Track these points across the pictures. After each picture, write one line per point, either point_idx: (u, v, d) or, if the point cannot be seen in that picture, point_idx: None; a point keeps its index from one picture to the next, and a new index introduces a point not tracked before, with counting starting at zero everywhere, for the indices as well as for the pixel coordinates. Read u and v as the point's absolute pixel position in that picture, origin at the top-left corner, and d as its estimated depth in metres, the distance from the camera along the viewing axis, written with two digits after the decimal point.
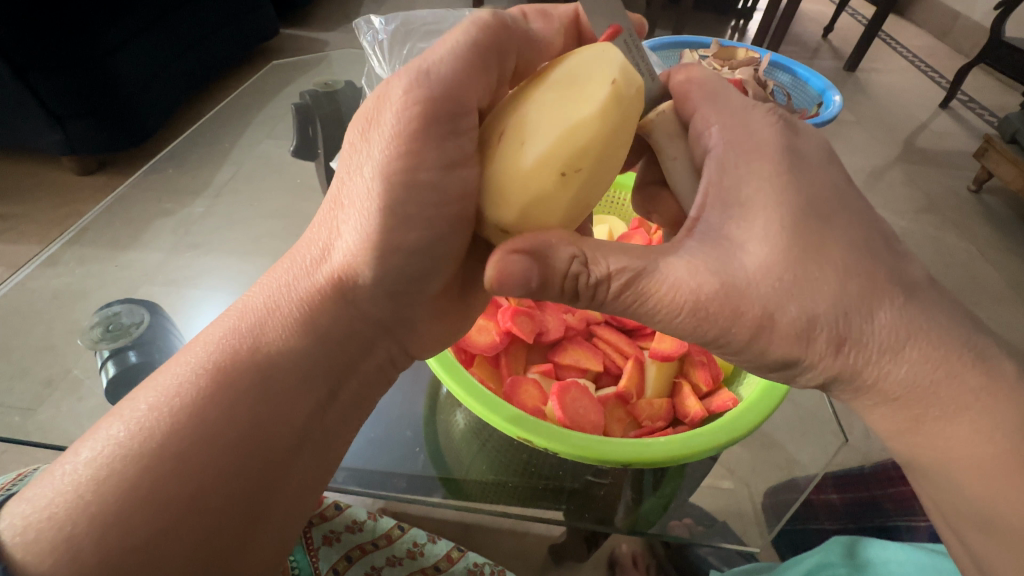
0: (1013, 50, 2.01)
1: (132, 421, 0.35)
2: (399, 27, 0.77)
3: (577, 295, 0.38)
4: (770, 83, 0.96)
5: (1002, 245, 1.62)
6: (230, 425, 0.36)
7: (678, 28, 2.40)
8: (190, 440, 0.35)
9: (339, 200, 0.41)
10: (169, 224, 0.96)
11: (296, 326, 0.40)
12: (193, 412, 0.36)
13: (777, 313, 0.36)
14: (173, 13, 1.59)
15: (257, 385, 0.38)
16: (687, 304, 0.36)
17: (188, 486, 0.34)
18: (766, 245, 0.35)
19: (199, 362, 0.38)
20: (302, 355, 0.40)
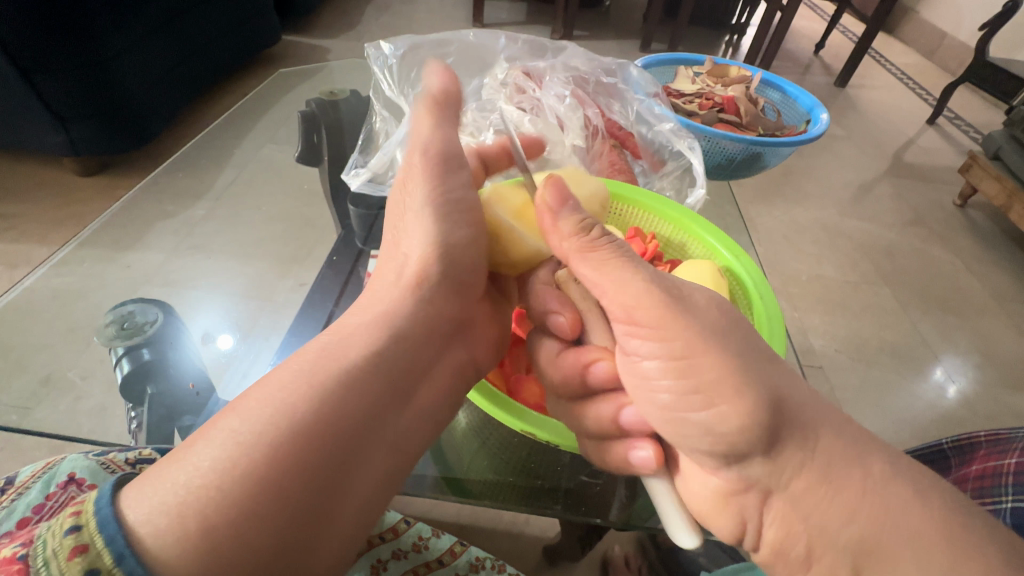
0: (997, 70, 2.08)
1: (247, 413, 0.32)
2: (407, 51, 0.76)
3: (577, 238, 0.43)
4: (760, 100, 0.99)
5: (986, 258, 1.67)
6: (335, 402, 0.35)
7: (674, 42, 2.46)
8: (301, 414, 0.33)
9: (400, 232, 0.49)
10: (170, 228, 1.00)
11: (384, 321, 0.42)
12: (314, 400, 0.34)
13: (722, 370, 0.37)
14: (178, 18, 1.61)
15: (366, 378, 0.37)
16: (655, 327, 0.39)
17: (311, 468, 0.32)
18: (697, 319, 0.39)
19: (304, 363, 0.36)
20: (391, 343, 0.41)
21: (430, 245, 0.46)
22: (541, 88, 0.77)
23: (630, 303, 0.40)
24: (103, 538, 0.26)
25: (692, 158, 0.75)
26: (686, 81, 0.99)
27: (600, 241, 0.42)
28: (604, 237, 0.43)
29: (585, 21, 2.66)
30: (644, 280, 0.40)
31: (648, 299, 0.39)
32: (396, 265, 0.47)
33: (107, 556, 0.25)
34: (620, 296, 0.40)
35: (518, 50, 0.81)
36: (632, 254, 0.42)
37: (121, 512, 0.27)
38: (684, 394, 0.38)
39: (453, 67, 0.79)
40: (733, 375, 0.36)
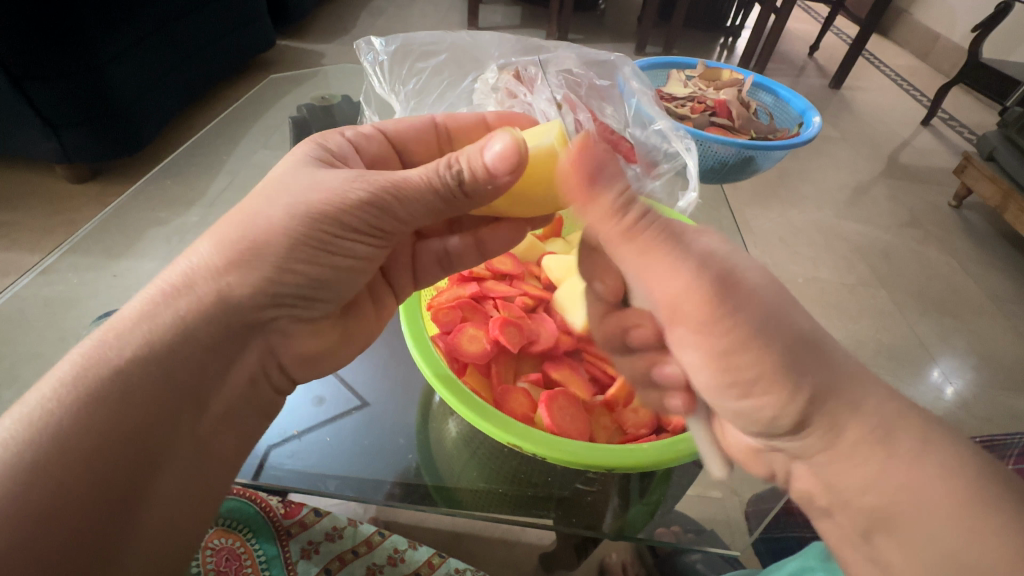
0: (990, 72, 2.08)
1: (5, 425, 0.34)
2: (398, 48, 0.80)
3: (626, 203, 0.36)
4: (753, 103, 0.99)
5: (982, 259, 1.67)
6: (92, 427, 0.34)
7: (668, 46, 2.46)
8: (49, 452, 0.33)
9: (255, 208, 0.42)
10: (161, 234, 0.96)
11: (158, 324, 0.38)
12: (73, 411, 0.34)
13: (773, 311, 0.37)
14: (171, 23, 1.61)
15: (145, 381, 0.36)
16: (711, 283, 0.36)
17: (68, 485, 0.33)
18: (759, 263, 0.40)
19: (73, 364, 0.36)
20: (174, 345, 0.38)
21: (232, 256, 0.41)
22: (532, 93, 0.74)
23: (708, 274, 0.36)
24: None
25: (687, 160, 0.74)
26: (679, 84, 0.99)
27: (642, 224, 0.35)
28: (644, 216, 0.36)
29: (581, 25, 2.66)
30: (691, 268, 0.36)
31: (696, 302, 0.36)
32: (181, 266, 0.41)
33: None
34: (668, 287, 0.36)
35: (509, 49, 0.82)
36: (671, 237, 0.36)
37: None
38: (759, 355, 0.36)
39: (445, 66, 0.81)
40: (803, 347, 0.37)
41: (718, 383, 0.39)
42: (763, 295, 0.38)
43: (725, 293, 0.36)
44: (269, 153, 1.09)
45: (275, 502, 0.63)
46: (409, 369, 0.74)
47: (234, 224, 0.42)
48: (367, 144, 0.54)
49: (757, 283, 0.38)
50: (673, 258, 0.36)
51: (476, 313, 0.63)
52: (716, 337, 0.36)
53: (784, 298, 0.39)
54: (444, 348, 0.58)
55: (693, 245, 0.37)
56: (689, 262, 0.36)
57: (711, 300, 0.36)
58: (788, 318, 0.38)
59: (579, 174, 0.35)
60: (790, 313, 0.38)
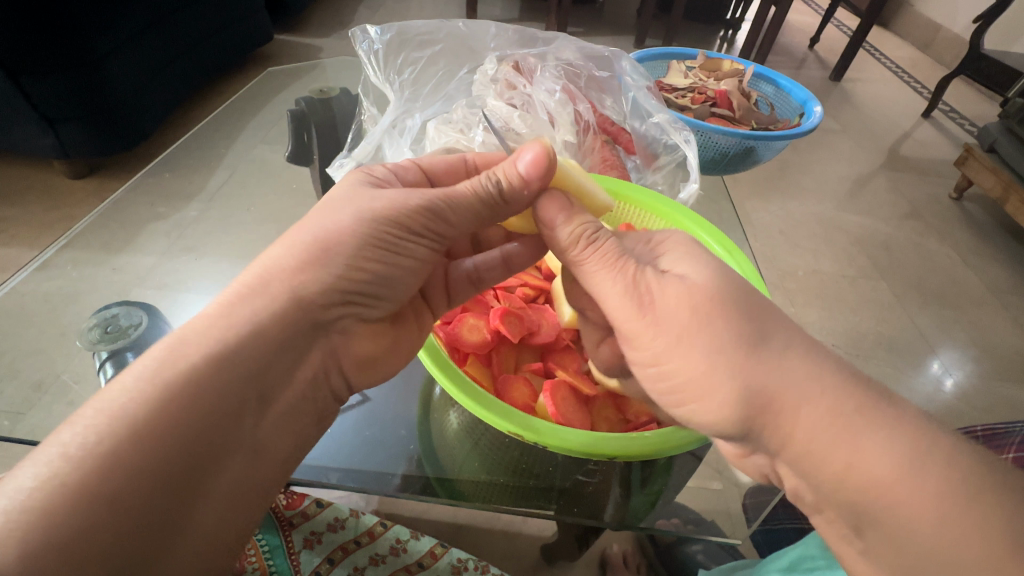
0: (991, 62, 2.07)
1: (78, 423, 0.31)
2: (394, 37, 0.77)
3: (573, 242, 0.46)
4: (754, 94, 0.98)
5: (983, 251, 1.67)
6: (167, 412, 0.32)
7: (668, 38, 2.45)
8: (118, 438, 0.31)
9: (324, 212, 0.42)
10: (161, 230, 0.96)
11: (227, 322, 0.37)
12: (149, 410, 0.32)
13: (714, 317, 0.39)
14: (168, 17, 1.60)
15: (217, 378, 0.35)
16: (643, 296, 0.42)
17: (138, 488, 0.31)
18: (701, 271, 0.41)
19: (151, 358, 0.34)
20: (244, 341, 0.36)
21: (307, 254, 0.40)
22: (532, 84, 0.75)
23: (640, 288, 0.42)
24: None
25: (687, 151, 0.74)
26: (679, 75, 0.98)
27: (587, 252, 0.45)
28: (591, 245, 0.45)
29: (580, 18, 2.65)
30: (624, 285, 0.42)
31: (625, 308, 0.42)
32: (256, 268, 0.40)
33: None
34: (608, 301, 0.44)
35: (506, 40, 0.82)
36: (615, 259, 0.44)
37: None
38: (709, 352, 0.39)
39: (440, 56, 0.81)
40: (757, 342, 0.38)
41: (660, 381, 0.42)
42: (703, 294, 0.40)
43: (644, 300, 0.42)
44: (269, 148, 1.10)
45: (277, 494, 0.63)
46: (411, 361, 0.73)
47: (308, 226, 0.41)
48: (405, 175, 0.51)
49: (694, 284, 0.40)
50: (614, 273, 0.43)
51: (477, 303, 0.63)
52: (647, 336, 0.42)
53: (735, 296, 0.40)
54: (445, 338, 0.58)
55: (632, 264, 0.43)
56: (625, 273, 0.43)
57: (636, 304, 0.42)
58: (741, 335, 0.38)
59: (546, 214, 0.48)
60: (755, 318, 0.39)
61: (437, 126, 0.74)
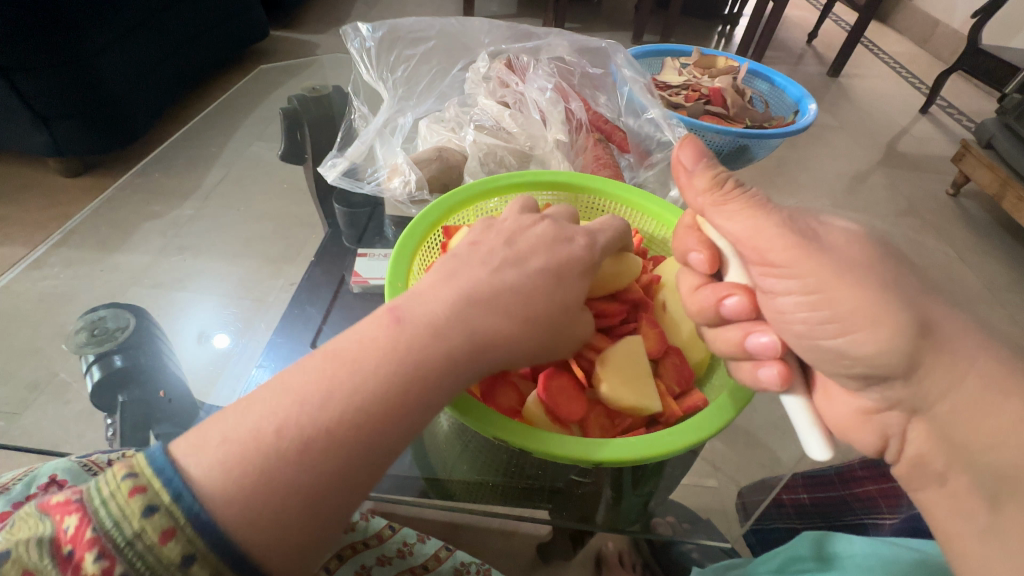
0: (989, 58, 2.07)
1: (304, 398, 0.35)
2: (386, 34, 0.77)
3: (716, 188, 0.46)
4: (749, 91, 0.98)
5: (979, 247, 1.67)
6: (398, 378, 0.37)
7: (665, 34, 2.44)
8: (369, 389, 0.36)
9: (518, 262, 0.44)
10: (157, 229, 0.96)
11: (427, 345, 0.38)
12: (359, 409, 0.35)
13: (871, 259, 0.42)
14: (161, 13, 1.58)
15: (411, 402, 0.37)
16: (793, 233, 0.42)
17: (333, 479, 0.34)
18: (855, 228, 0.44)
19: (370, 355, 0.37)
20: (444, 368, 0.38)
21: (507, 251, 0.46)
22: (524, 81, 0.75)
23: (801, 228, 0.43)
24: (156, 481, 0.32)
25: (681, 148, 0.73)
26: (673, 73, 0.97)
27: (736, 193, 0.45)
28: (738, 188, 0.45)
29: (576, 13, 2.63)
30: (778, 222, 0.43)
31: (785, 236, 0.42)
32: (463, 289, 0.42)
33: (161, 494, 0.31)
34: (761, 235, 0.43)
35: (499, 36, 0.81)
36: (761, 203, 0.44)
37: (184, 461, 0.33)
38: (869, 290, 0.40)
39: (433, 54, 0.80)
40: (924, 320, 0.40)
41: (813, 311, 0.43)
42: (863, 247, 0.43)
43: (809, 238, 0.42)
44: (264, 145, 1.07)
45: None
46: None
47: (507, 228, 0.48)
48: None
49: (852, 236, 0.43)
50: (764, 217, 0.43)
51: None
52: (804, 270, 0.42)
53: (887, 256, 0.43)
54: None
55: (784, 210, 0.44)
56: (777, 215, 0.43)
57: (801, 238, 0.42)
58: (897, 283, 0.41)
59: (686, 159, 0.48)
60: (903, 275, 0.42)
61: (429, 124, 0.74)
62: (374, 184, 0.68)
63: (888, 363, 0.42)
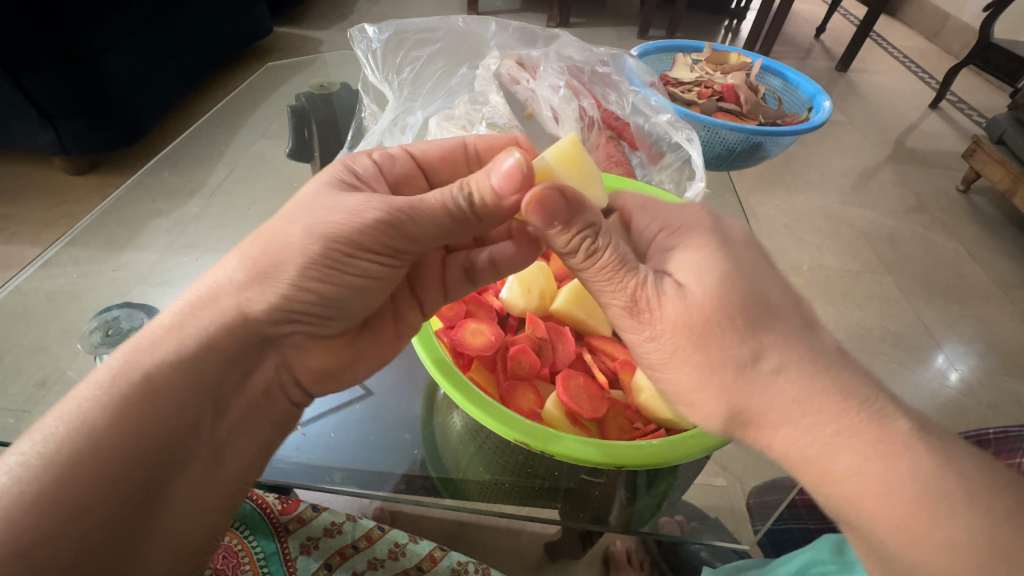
0: (1001, 52, 2.04)
1: (38, 433, 0.35)
2: (393, 35, 0.76)
3: (574, 250, 0.43)
4: (761, 87, 0.97)
5: (989, 244, 1.65)
6: (115, 433, 0.35)
7: (672, 30, 2.42)
8: (79, 446, 0.34)
9: (271, 225, 0.41)
10: (163, 226, 0.94)
11: (170, 349, 0.39)
12: (92, 425, 0.35)
13: (703, 338, 0.40)
14: (163, 9, 1.57)
15: (157, 399, 0.37)
16: (623, 310, 0.43)
17: (87, 504, 0.33)
18: (705, 290, 0.40)
19: (102, 371, 0.37)
20: (188, 358, 0.39)
21: (253, 273, 0.40)
22: (535, 79, 0.73)
23: (637, 300, 0.42)
24: None
25: (691, 151, 0.72)
26: (685, 69, 0.96)
27: (588, 257, 0.43)
28: (593, 251, 0.43)
29: (582, 8, 2.62)
30: (624, 300, 0.43)
31: (622, 319, 0.43)
32: (211, 280, 0.41)
33: None
34: (609, 306, 0.44)
35: (508, 39, 0.80)
36: (614, 271, 0.43)
37: None
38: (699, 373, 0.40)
39: (440, 54, 0.79)
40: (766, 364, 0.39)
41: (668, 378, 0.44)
42: (698, 323, 0.40)
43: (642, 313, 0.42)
44: (269, 143, 1.07)
45: (272, 499, 0.62)
46: (414, 360, 0.73)
47: (257, 240, 0.41)
48: (392, 165, 0.52)
49: (687, 309, 0.40)
50: (613, 287, 0.43)
51: (480, 309, 0.63)
52: (656, 352, 0.43)
53: (713, 326, 0.39)
54: (447, 342, 0.57)
55: (635, 276, 0.42)
56: (623, 289, 0.43)
57: (636, 320, 0.42)
58: (725, 365, 0.39)
59: (536, 220, 0.42)
60: (726, 336, 0.39)
61: (439, 122, 0.74)
62: None
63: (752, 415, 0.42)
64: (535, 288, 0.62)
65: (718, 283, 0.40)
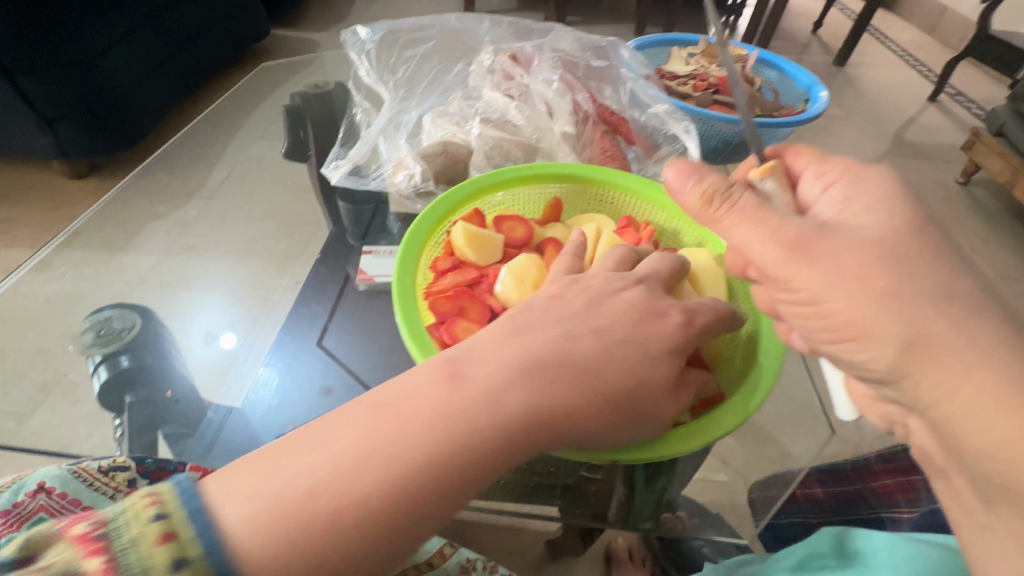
0: (1000, 44, 2.03)
1: (377, 438, 0.36)
2: (385, 36, 0.77)
3: (707, 196, 0.43)
4: (758, 80, 0.95)
5: (991, 237, 1.64)
6: (443, 472, 0.36)
7: (669, 26, 2.42)
8: (414, 469, 0.35)
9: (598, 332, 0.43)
10: (161, 229, 0.95)
11: (498, 404, 0.38)
12: (424, 457, 0.36)
13: (871, 273, 0.37)
14: (159, 12, 1.57)
15: (471, 454, 0.37)
16: (783, 246, 0.39)
17: (380, 530, 0.34)
18: (876, 222, 0.38)
19: (449, 404, 0.38)
20: (511, 420, 0.38)
21: (571, 370, 0.41)
22: (529, 74, 0.73)
23: (796, 234, 0.39)
24: (129, 532, 0.30)
25: (687, 142, 0.71)
26: (680, 62, 0.95)
27: (718, 200, 0.43)
28: (724, 193, 0.43)
29: (579, 6, 2.61)
30: (773, 232, 0.40)
31: (773, 254, 0.39)
32: (552, 349, 0.41)
33: (187, 545, 0.30)
34: (753, 249, 0.41)
35: (501, 33, 0.80)
36: (760, 209, 0.41)
37: (209, 500, 0.32)
38: (882, 307, 0.36)
39: (433, 52, 0.79)
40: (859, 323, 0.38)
41: (816, 321, 0.40)
42: (867, 257, 0.37)
43: (801, 251, 0.38)
44: (268, 144, 1.05)
45: None
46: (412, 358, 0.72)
47: (583, 331, 0.43)
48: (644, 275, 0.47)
49: (858, 240, 0.38)
50: (765, 226, 0.40)
51: (471, 302, 0.58)
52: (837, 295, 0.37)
53: (889, 256, 0.37)
54: (437, 339, 0.54)
55: (780, 215, 0.40)
56: (775, 221, 0.40)
57: (795, 254, 0.39)
58: (899, 297, 0.36)
59: (676, 180, 0.45)
60: (901, 270, 0.36)
61: (433, 118, 0.72)
62: (379, 180, 0.69)
63: (882, 372, 0.39)
64: (527, 279, 0.57)
65: (888, 223, 0.38)
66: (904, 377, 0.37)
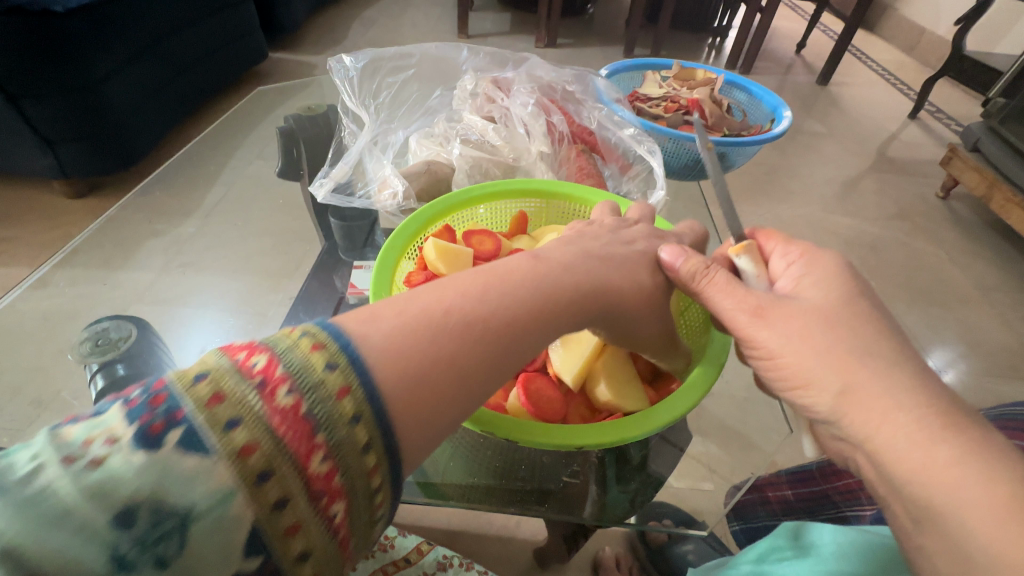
0: (973, 64, 2.10)
1: (476, 286, 0.40)
2: (369, 62, 0.80)
3: (692, 270, 0.49)
4: (726, 101, 1.00)
5: (970, 249, 1.68)
6: (531, 321, 0.41)
7: (656, 48, 2.50)
8: (510, 309, 0.40)
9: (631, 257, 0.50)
10: (159, 246, 0.97)
11: (574, 284, 0.45)
12: (515, 305, 0.41)
13: (818, 336, 0.43)
14: (161, 39, 1.63)
15: (551, 312, 0.42)
16: (748, 308, 0.46)
17: (478, 356, 0.37)
18: (821, 295, 0.45)
19: (532, 273, 0.44)
20: (580, 299, 0.45)
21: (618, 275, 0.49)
22: (509, 97, 0.78)
23: (758, 303, 0.46)
24: (298, 346, 0.31)
25: (651, 162, 0.75)
26: (654, 85, 1.01)
27: (705, 272, 0.49)
28: (708, 269, 0.49)
29: (569, 29, 2.70)
30: (743, 300, 0.47)
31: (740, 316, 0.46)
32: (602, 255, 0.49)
33: (334, 359, 0.31)
34: (725, 311, 0.48)
35: (480, 62, 0.85)
36: (734, 283, 0.48)
37: (346, 324, 0.34)
38: (825, 358, 0.42)
39: (415, 78, 0.84)
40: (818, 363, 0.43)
41: (773, 372, 0.46)
42: (814, 320, 0.44)
43: (763, 316, 0.45)
44: (264, 163, 1.11)
45: None
46: None
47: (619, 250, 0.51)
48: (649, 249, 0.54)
49: (808, 307, 0.45)
50: (736, 296, 0.47)
51: None
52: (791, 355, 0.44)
53: (831, 320, 0.44)
54: None
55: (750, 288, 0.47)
56: (745, 290, 0.47)
57: (757, 317, 0.46)
58: (839, 351, 0.42)
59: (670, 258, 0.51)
60: (843, 330, 0.43)
61: (419, 140, 0.77)
62: (365, 198, 0.71)
63: (828, 412, 0.43)
64: None
65: (835, 299, 0.45)
66: (853, 411, 0.41)
